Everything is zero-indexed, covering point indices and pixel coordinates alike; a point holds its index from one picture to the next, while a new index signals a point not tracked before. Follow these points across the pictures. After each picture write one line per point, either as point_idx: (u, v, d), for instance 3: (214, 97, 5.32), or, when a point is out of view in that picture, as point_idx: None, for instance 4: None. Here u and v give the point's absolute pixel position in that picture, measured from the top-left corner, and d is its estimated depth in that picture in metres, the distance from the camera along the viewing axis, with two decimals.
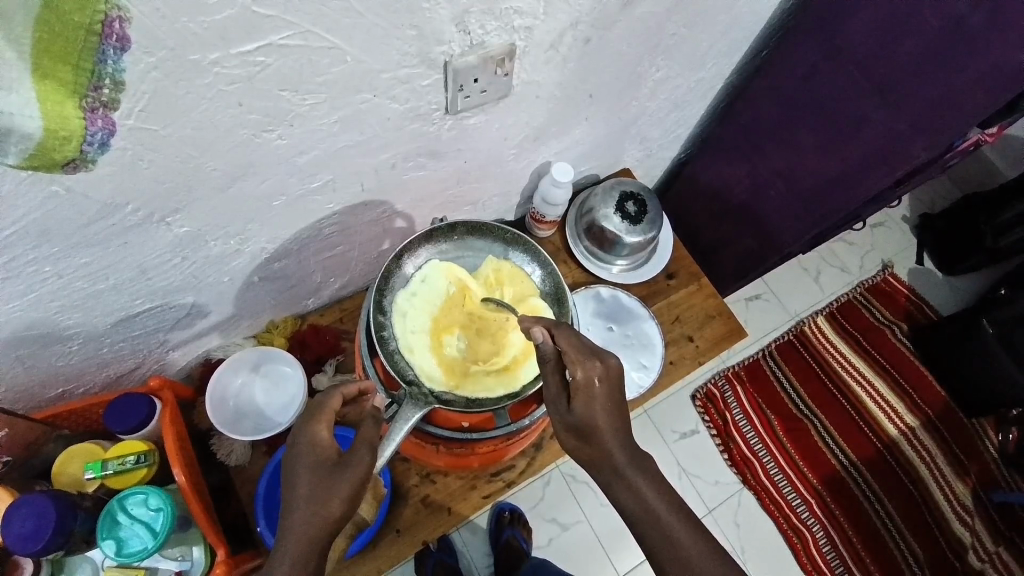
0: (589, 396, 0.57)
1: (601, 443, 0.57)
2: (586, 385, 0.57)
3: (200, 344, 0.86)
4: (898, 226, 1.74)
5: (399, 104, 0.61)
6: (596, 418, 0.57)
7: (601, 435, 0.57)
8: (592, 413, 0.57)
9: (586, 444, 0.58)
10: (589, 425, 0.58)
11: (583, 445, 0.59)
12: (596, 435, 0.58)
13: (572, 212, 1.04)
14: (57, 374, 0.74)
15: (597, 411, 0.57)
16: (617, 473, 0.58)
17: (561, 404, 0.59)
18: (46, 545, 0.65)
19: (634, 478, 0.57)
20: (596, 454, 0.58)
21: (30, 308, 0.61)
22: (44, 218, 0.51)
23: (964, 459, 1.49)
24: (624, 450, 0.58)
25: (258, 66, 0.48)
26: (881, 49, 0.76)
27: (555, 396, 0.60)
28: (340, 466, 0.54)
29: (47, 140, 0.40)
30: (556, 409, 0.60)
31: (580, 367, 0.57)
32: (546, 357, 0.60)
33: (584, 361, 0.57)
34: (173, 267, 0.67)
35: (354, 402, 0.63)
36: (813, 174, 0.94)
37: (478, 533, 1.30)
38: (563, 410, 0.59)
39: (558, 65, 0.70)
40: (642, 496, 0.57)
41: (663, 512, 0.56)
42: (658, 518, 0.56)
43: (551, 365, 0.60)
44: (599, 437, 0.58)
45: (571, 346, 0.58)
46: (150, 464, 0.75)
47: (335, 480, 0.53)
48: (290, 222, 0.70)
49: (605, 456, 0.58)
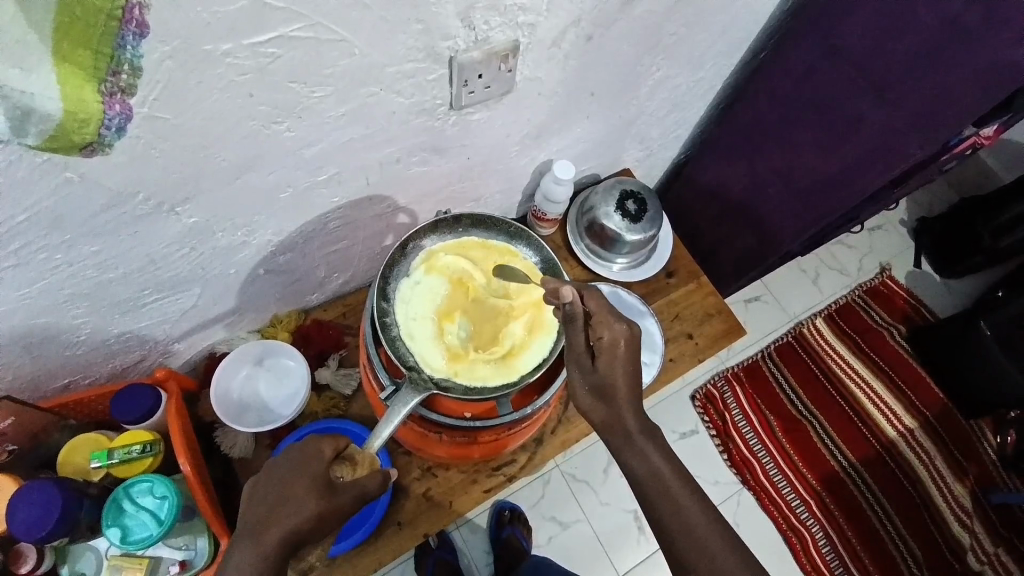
0: (613, 354, 0.59)
1: (616, 407, 0.59)
2: (611, 346, 0.59)
3: (205, 336, 0.87)
4: (896, 229, 1.75)
5: (404, 98, 0.62)
6: (618, 377, 0.59)
7: (618, 396, 0.59)
8: (614, 371, 0.59)
9: (603, 404, 0.60)
10: (610, 385, 0.59)
11: (598, 405, 0.60)
12: (612, 394, 0.59)
13: (574, 210, 1.05)
14: (63, 366, 0.75)
15: (620, 371, 0.59)
16: (630, 441, 0.59)
17: (584, 363, 0.60)
18: (50, 532, 0.66)
19: (646, 448, 0.59)
20: (610, 419, 0.60)
21: (40, 296, 0.61)
22: (57, 205, 0.52)
23: (962, 459, 1.49)
24: (637, 419, 0.59)
25: (269, 57, 0.50)
26: (877, 48, 0.78)
27: (579, 355, 0.60)
28: (328, 489, 0.57)
29: (67, 121, 0.41)
30: (577, 368, 0.61)
31: (607, 330, 0.60)
32: (574, 318, 0.60)
33: (612, 323, 0.59)
34: (181, 258, 0.68)
35: (347, 458, 0.60)
36: (812, 173, 0.95)
37: (477, 532, 1.30)
38: (586, 368, 0.60)
39: (560, 62, 0.71)
40: (653, 471, 0.58)
41: (675, 483, 0.57)
42: (669, 489, 0.57)
43: (577, 326, 0.60)
44: (617, 402, 0.59)
45: (600, 309, 0.60)
46: (155, 453, 0.76)
47: (318, 501, 0.56)
48: (296, 214, 0.71)
49: (615, 424, 0.59)
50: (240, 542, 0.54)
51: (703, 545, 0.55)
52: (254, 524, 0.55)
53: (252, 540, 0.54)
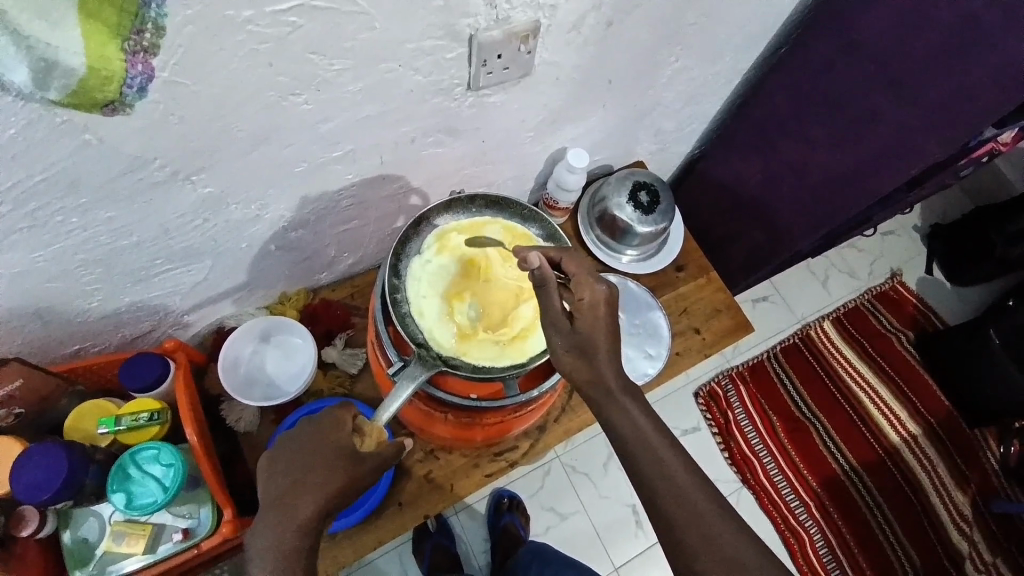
0: (593, 316, 0.59)
1: (596, 363, 0.59)
2: (590, 306, 0.60)
3: (214, 310, 0.88)
4: (909, 234, 1.73)
5: (422, 76, 0.62)
6: (598, 335, 0.59)
7: (598, 355, 0.59)
8: (595, 331, 0.59)
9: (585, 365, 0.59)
10: (590, 343, 0.59)
11: (580, 366, 0.59)
12: (593, 353, 0.59)
13: (585, 200, 1.05)
14: (75, 332, 0.75)
15: (601, 329, 0.59)
16: (610, 397, 0.59)
17: (563, 325, 0.59)
18: (56, 493, 0.67)
19: (635, 421, 0.58)
20: (591, 378, 0.59)
21: (54, 260, 0.62)
22: (75, 167, 0.52)
23: (965, 468, 1.48)
24: (617, 374, 0.59)
25: (289, 26, 0.50)
26: (896, 45, 0.77)
27: (556, 317, 0.59)
28: (348, 460, 0.61)
29: (90, 77, 0.44)
30: (556, 331, 0.59)
31: (586, 291, 0.60)
32: (546, 282, 0.60)
33: (590, 285, 0.60)
34: (194, 229, 0.68)
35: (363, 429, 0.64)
36: (826, 171, 0.95)
37: (476, 518, 1.30)
38: (566, 330, 0.59)
39: (579, 47, 0.71)
40: (655, 459, 0.57)
41: (674, 470, 0.57)
42: (667, 478, 0.56)
43: (550, 289, 0.60)
44: (597, 360, 0.59)
45: (578, 272, 0.61)
46: (162, 422, 0.77)
47: (342, 472, 0.60)
48: (309, 190, 0.72)
49: (593, 382, 0.59)
50: (274, 509, 0.58)
51: (701, 531, 0.54)
52: (285, 492, 0.59)
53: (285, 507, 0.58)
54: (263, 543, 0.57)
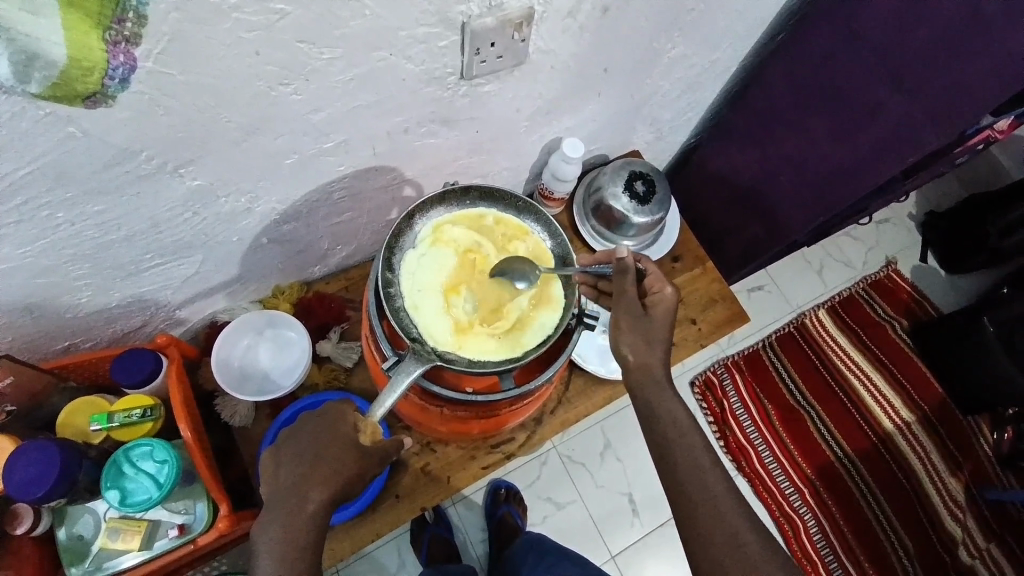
0: (661, 308, 0.68)
1: (655, 350, 0.67)
2: (660, 300, 0.68)
3: (207, 304, 0.87)
4: (904, 223, 1.73)
5: (414, 64, 0.61)
6: (662, 324, 0.67)
7: (657, 345, 0.67)
8: (660, 321, 0.67)
9: (647, 347, 0.67)
10: (652, 330, 0.67)
11: (642, 347, 0.67)
12: (654, 340, 0.67)
13: (581, 191, 1.04)
14: (65, 327, 0.74)
15: (665, 322, 0.67)
16: (658, 387, 0.66)
17: (635, 309, 0.68)
18: (48, 491, 0.67)
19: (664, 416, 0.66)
20: (647, 362, 0.66)
21: (42, 255, 0.61)
22: (60, 159, 0.51)
23: (958, 455, 1.50)
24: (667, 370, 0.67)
25: (277, 14, 0.48)
26: (898, 34, 0.76)
27: (632, 300, 0.68)
28: (357, 453, 0.61)
29: (71, 68, 0.43)
30: (628, 312, 0.68)
31: (658, 287, 0.70)
32: (626, 269, 0.70)
33: (664, 284, 0.70)
34: (184, 222, 0.67)
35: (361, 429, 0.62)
36: (825, 161, 0.94)
37: (473, 509, 1.31)
38: (637, 313, 0.68)
39: (575, 34, 0.69)
40: (686, 446, 0.64)
41: (687, 462, 0.63)
42: (683, 465, 0.63)
43: (630, 277, 0.69)
44: (654, 349, 0.67)
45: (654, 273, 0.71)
46: (156, 418, 0.76)
47: (352, 464, 0.60)
48: (300, 183, 0.70)
49: (645, 368, 0.66)
50: (284, 501, 0.59)
51: (714, 512, 0.60)
52: (295, 484, 0.59)
53: (297, 499, 0.59)
54: (271, 537, 0.58)
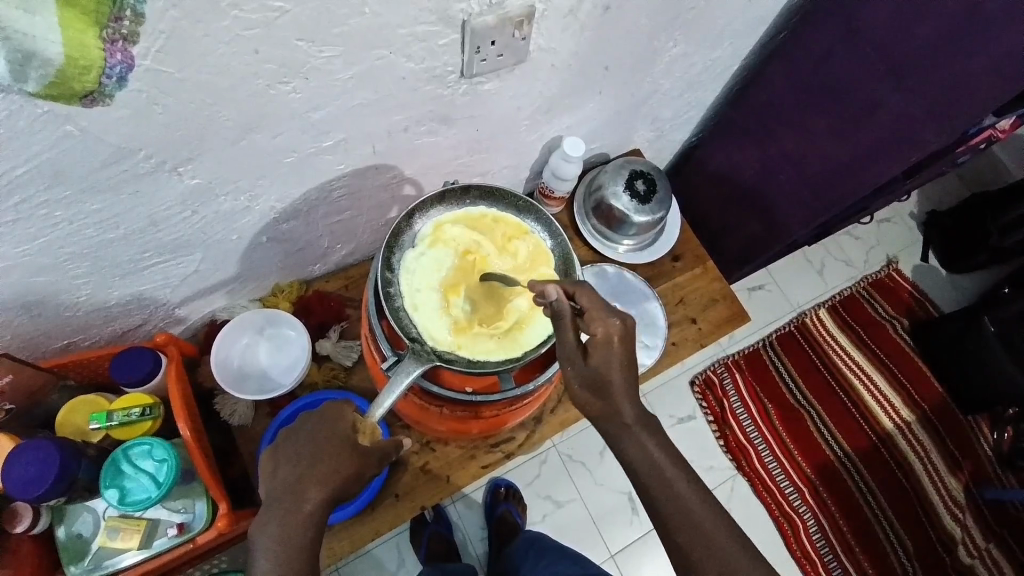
0: (607, 351, 0.59)
1: (613, 399, 0.59)
2: (604, 341, 0.59)
3: (206, 303, 0.86)
4: (905, 222, 1.73)
5: (414, 63, 0.61)
6: (610, 374, 0.59)
7: (614, 392, 0.59)
8: (608, 367, 0.59)
9: (599, 400, 0.60)
10: (604, 379, 0.59)
11: (595, 400, 0.60)
12: (606, 391, 0.59)
13: (581, 189, 1.03)
14: (63, 326, 0.74)
15: (613, 367, 0.59)
16: (627, 431, 0.60)
17: (577, 359, 0.60)
18: (46, 491, 0.66)
19: (645, 447, 0.60)
20: (608, 411, 0.60)
21: (40, 253, 0.61)
22: (58, 157, 0.51)
23: (958, 455, 1.50)
24: (634, 410, 0.60)
25: (276, 12, 0.48)
26: (899, 32, 0.75)
27: (570, 351, 0.60)
28: (354, 451, 0.61)
29: (67, 67, 0.43)
30: (571, 365, 0.60)
31: (600, 325, 0.59)
32: (559, 314, 0.60)
33: (604, 319, 0.59)
34: (182, 221, 0.67)
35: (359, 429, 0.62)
36: (826, 160, 0.94)
37: (473, 508, 1.31)
38: (578, 366, 0.59)
39: (575, 32, 0.69)
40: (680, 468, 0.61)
41: (678, 483, 0.59)
42: (671, 492, 0.59)
43: (565, 322, 0.60)
44: (613, 396, 0.59)
45: (592, 304, 0.60)
46: (155, 417, 0.76)
47: (350, 462, 0.60)
48: (300, 181, 0.70)
49: (609, 417, 0.60)
50: (281, 500, 0.59)
51: (707, 538, 0.57)
52: (293, 484, 0.59)
53: (294, 498, 0.59)
54: (268, 537, 0.57)
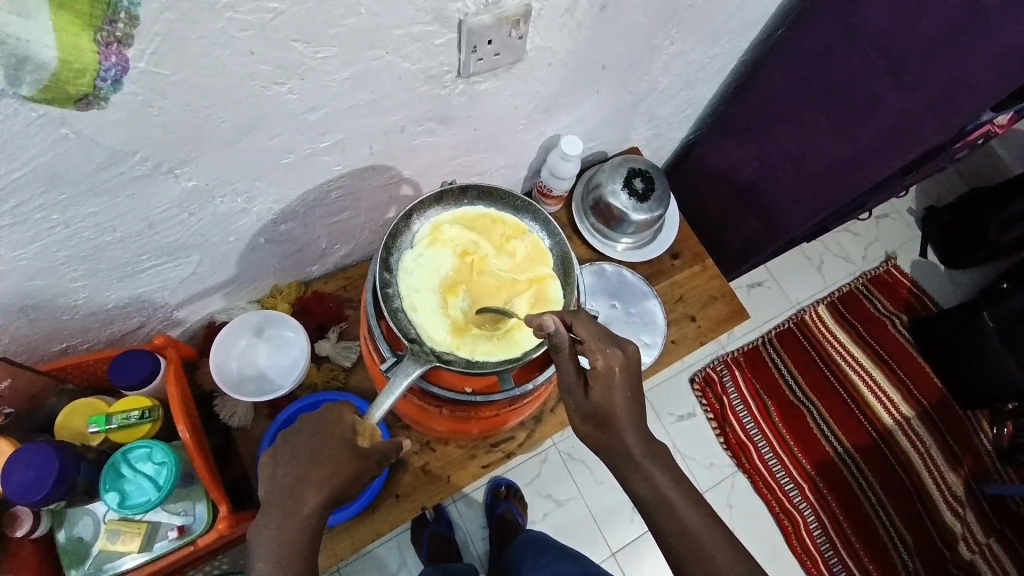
0: (608, 383, 0.60)
1: (617, 432, 0.60)
2: (606, 373, 0.59)
3: (204, 305, 0.86)
4: (903, 218, 1.73)
5: (411, 63, 0.61)
6: (613, 406, 0.60)
7: (617, 424, 0.60)
8: (610, 399, 0.60)
9: (603, 432, 0.61)
10: (607, 411, 0.60)
11: (599, 433, 0.61)
12: (609, 423, 0.60)
13: (579, 188, 1.03)
14: (61, 329, 0.74)
15: (615, 398, 0.60)
16: (632, 462, 0.61)
17: (578, 392, 0.60)
18: (45, 495, 0.66)
19: (648, 464, 0.61)
20: (612, 444, 0.61)
21: (37, 257, 0.60)
22: (53, 161, 0.51)
23: (957, 450, 1.50)
24: (639, 441, 0.61)
25: (271, 13, 0.48)
26: (898, 28, 0.75)
27: (571, 384, 0.60)
28: (353, 453, 0.61)
29: (62, 71, 0.43)
30: (572, 397, 0.61)
31: (601, 356, 0.60)
32: (559, 347, 0.59)
33: (604, 351, 0.59)
34: (179, 223, 0.67)
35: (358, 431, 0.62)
36: (825, 157, 0.93)
37: (474, 507, 1.31)
38: (580, 399, 0.60)
39: (572, 31, 0.69)
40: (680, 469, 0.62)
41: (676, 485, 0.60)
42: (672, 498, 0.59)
43: (564, 354, 0.60)
44: (616, 428, 0.60)
45: (591, 334, 0.60)
46: (154, 420, 0.76)
47: (349, 464, 0.60)
48: (298, 182, 0.70)
49: (612, 448, 0.61)
50: (280, 502, 0.59)
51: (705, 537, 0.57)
52: (291, 486, 0.59)
53: (293, 500, 0.59)
54: (266, 539, 0.57)
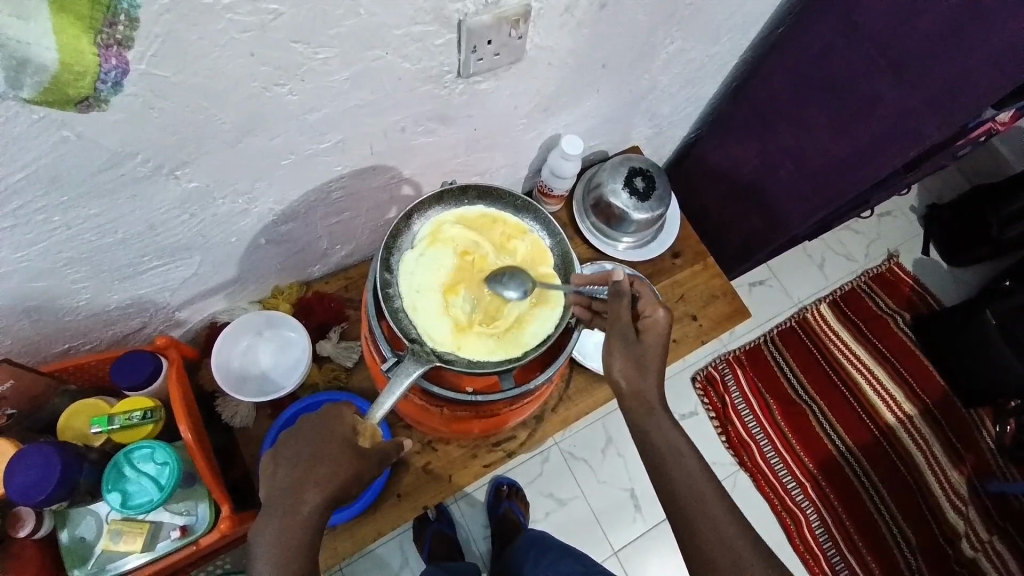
0: (658, 333, 0.66)
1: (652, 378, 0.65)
2: (654, 324, 0.66)
3: (206, 305, 0.86)
4: (906, 215, 1.73)
5: (411, 63, 0.61)
6: (658, 355, 0.66)
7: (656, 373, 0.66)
8: (657, 349, 0.66)
9: (642, 377, 0.65)
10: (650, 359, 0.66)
11: (635, 376, 0.65)
12: (650, 370, 0.65)
13: (580, 187, 1.03)
14: (63, 330, 0.74)
15: (661, 348, 0.66)
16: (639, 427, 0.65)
17: (629, 336, 0.65)
18: (48, 496, 0.67)
19: None
20: (643, 389, 0.65)
21: (39, 258, 0.61)
22: (54, 163, 0.51)
23: (960, 447, 1.50)
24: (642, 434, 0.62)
25: (271, 14, 0.48)
26: (897, 25, 0.75)
27: (626, 327, 0.65)
28: (353, 453, 0.61)
29: (62, 73, 0.43)
30: (621, 341, 0.65)
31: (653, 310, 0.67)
32: (621, 292, 0.65)
33: (658, 305, 0.67)
34: (180, 224, 0.67)
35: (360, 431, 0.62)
36: (826, 155, 0.93)
37: (476, 506, 1.31)
38: (631, 343, 0.65)
39: (572, 30, 0.69)
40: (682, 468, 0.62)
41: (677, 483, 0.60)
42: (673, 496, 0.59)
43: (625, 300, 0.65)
44: (649, 376, 0.65)
45: (646, 292, 0.69)
46: (156, 420, 0.76)
47: (349, 464, 0.60)
48: (298, 183, 0.70)
49: (639, 396, 0.65)
50: (282, 501, 0.59)
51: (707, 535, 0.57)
52: (292, 485, 0.59)
53: (294, 500, 0.59)
54: (267, 538, 0.58)
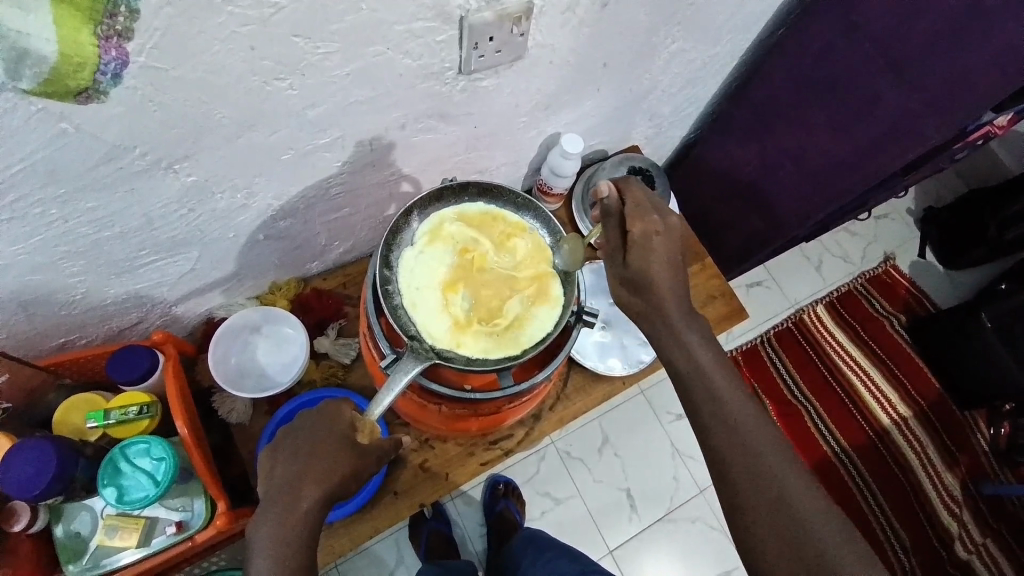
0: (646, 249, 0.66)
1: (652, 296, 0.66)
2: (643, 236, 0.66)
3: (203, 301, 0.86)
4: (902, 218, 1.73)
5: (412, 59, 0.60)
6: (649, 270, 0.65)
7: (654, 289, 0.65)
8: (648, 263, 0.65)
9: (639, 297, 0.67)
10: (643, 277, 0.66)
11: (635, 298, 0.67)
12: (645, 289, 0.66)
13: (580, 186, 1.02)
14: (59, 324, 0.74)
15: (650, 261, 0.65)
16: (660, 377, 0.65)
17: (618, 257, 0.68)
18: (44, 490, 0.66)
19: None
20: (650, 309, 0.66)
21: (36, 252, 0.60)
22: (52, 156, 0.50)
23: (954, 449, 1.50)
24: None
25: (272, 8, 0.47)
26: (898, 25, 0.75)
27: (614, 250, 0.68)
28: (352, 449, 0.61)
29: (61, 65, 0.42)
30: (613, 263, 0.68)
31: (641, 223, 0.66)
32: (609, 213, 0.69)
33: (646, 216, 0.67)
34: (179, 218, 0.67)
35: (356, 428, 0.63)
36: (825, 156, 0.93)
37: (472, 504, 1.31)
38: (619, 264, 0.67)
39: (573, 29, 0.69)
40: None
41: None
42: None
43: (613, 220, 0.69)
44: (654, 297, 0.66)
45: (637, 202, 0.68)
46: (153, 415, 0.76)
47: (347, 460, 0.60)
48: (298, 178, 0.70)
49: (644, 315, 0.67)
50: (279, 498, 0.58)
51: None
52: (290, 482, 0.59)
53: (291, 497, 0.58)
54: (265, 536, 0.57)
